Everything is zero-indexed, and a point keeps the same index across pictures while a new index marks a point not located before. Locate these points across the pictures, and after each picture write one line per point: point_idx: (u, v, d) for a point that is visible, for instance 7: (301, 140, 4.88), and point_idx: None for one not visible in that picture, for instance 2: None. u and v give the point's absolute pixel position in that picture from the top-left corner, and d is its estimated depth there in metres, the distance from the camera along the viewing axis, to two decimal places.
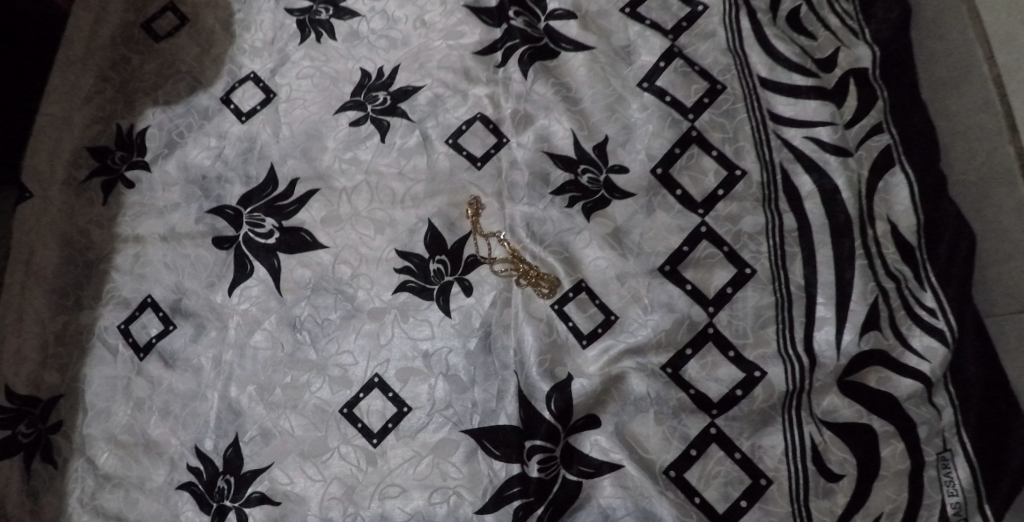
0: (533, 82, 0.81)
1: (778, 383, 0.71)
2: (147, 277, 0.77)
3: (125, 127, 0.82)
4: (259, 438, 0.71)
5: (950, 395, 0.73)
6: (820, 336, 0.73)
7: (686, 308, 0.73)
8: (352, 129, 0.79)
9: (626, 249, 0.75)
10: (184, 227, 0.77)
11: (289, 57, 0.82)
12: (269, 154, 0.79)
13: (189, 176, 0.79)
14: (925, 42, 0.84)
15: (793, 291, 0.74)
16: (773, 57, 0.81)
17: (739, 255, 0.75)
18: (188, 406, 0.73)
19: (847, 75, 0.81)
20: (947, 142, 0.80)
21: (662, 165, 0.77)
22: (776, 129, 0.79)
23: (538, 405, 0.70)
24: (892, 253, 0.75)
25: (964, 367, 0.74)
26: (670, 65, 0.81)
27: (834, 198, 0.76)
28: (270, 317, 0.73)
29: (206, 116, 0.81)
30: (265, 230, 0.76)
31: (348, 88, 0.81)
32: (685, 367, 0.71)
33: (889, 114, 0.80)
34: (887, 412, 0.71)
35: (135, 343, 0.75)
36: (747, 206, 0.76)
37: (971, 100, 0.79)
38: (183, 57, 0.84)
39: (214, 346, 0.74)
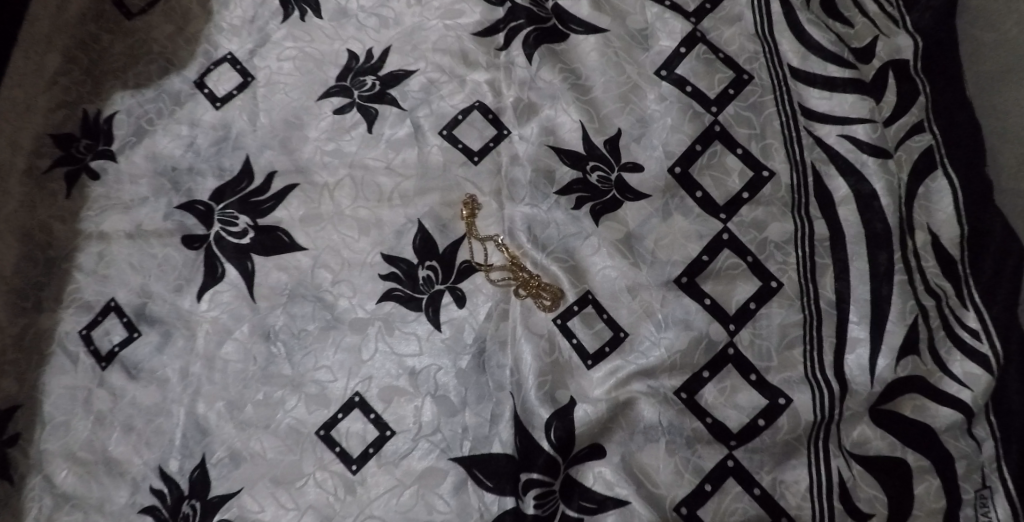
0: (538, 68, 0.73)
1: (804, 413, 0.63)
2: (111, 279, 0.70)
3: (92, 113, 0.75)
4: (227, 460, 0.64)
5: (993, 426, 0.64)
6: (851, 359, 0.65)
7: (704, 325, 0.65)
8: (336, 117, 0.71)
9: (638, 257, 0.67)
10: (151, 224, 0.70)
11: (270, 36, 0.75)
12: (245, 144, 0.71)
13: (158, 167, 0.72)
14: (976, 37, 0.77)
15: (824, 307, 0.66)
16: (806, 44, 0.73)
17: (764, 266, 0.67)
18: (153, 423, 0.67)
19: (886, 67, 0.74)
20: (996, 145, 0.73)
21: (681, 164, 0.69)
22: (808, 125, 0.71)
23: (535, 433, 0.62)
24: (932, 267, 0.67)
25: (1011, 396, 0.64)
26: (691, 51, 0.73)
27: (871, 204, 0.68)
28: (241, 326, 0.67)
29: (177, 101, 0.73)
30: (238, 228, 0.69)
31: (333, 71, 0.73)
32: (701, 392, 0.64)
33: (932, 113, 0.72)
34: (923, 444, 0.63)
35: (96, 352, 0.69)
36: (774, 211, 0.68)
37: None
38: (156, 36, 0.76)
39: (181, 357, 0.67)
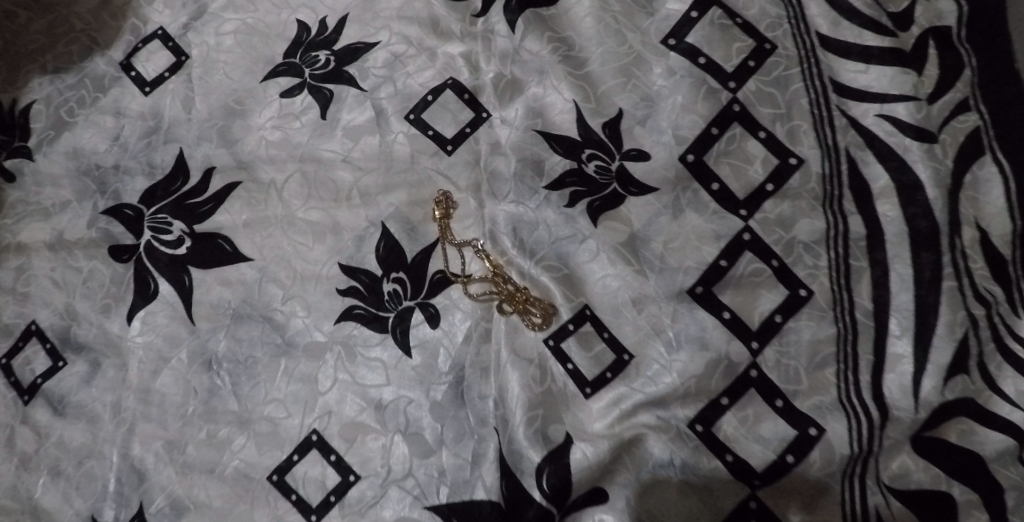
0: (522, 37, 0.62)
1: (839, 446, 0.53)
2: (31, 297, 0.60)
3: (6, 103, 0.65)
4: (167, 510, 0.55)
5: None
6: (890, 379, 0.54)
7: (723, 344, 0.55)
8: (284, 101, 0.61)
9: (644, 264, 0.57)
10: (74, 233, 0.60)
11: (208, 6, 0.64)
12: (178, 136, 0.61)
13: (81, 166, 0.62)
14: None
15: (860, 320, 0.56)
16: (838, 9, 0.62)
17: (792, 272, 0.57)
18: (83, 467, 0.57)
19: (925, 35, 0.61)
20: None
21: (694, 150, 0.59)
22: (840, 103, 0.60)
23: (525, 480, 0.53)
24: (981, 269, 0.55)
25: None
26: (704, 16, 0.62)
27: (915, 196, 0.57)
28: (178, 352, 0.57)
29: (101, 87, 0.63)
30: (172, 237, 0.59)
31: (281, 46, 0.62)
32: (719, 423, 0.54)
33: (978, 86, 0.59)
34: (970, 476, 0.52)
35: (18, 384, 0.60)
36: (802, 206, 0.58)
37: None
38: (77, 11, 0.66)
39: (112, 389, 0.58)
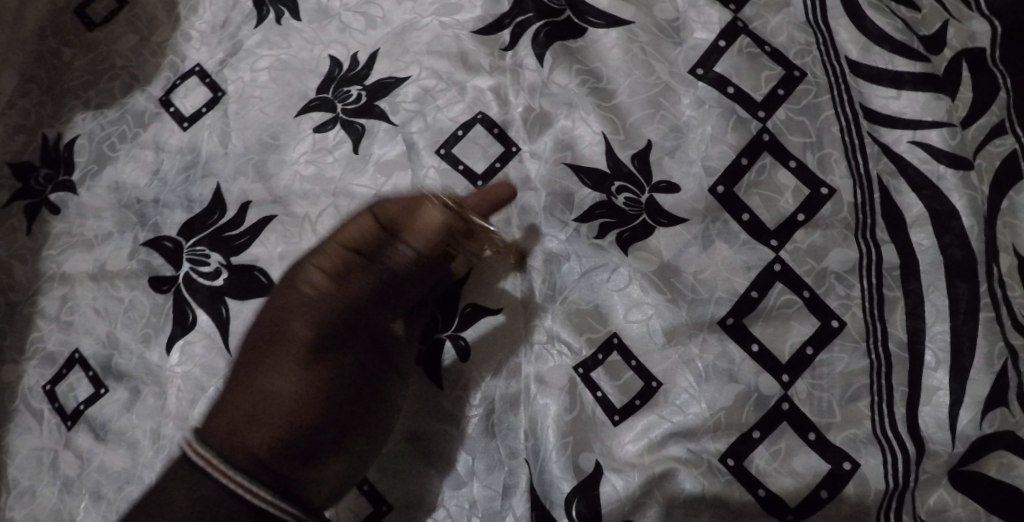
0: (550, 71, 0.63)
1: (874, 481, 0.53)
2: (75, 326, 0.62)
3: (52, 138, 0.67)
4: None
5: None
6: (926, 412, 0.54)
7: (752, 377, 0.56)
8: (317, 135, 0.62)
9: (676, 293, 0.57)
10: (116, 264, 0.62)
11: (242, 43, 0.66)
12: (216, 170, 0.63)
13: (123, 199, 0.64)
14: None
15: (893, 350, 0.55)
16: (869, 35, 0.62)
17: (824, 303, 0.56)
18: (122, 492, 0.59)
19: (959, 57, 0.63)
20: None
21: (723, 182, 0.59)
22: (871, 130, 0.60)
23: (554, 511, 0.54)
24: (1021, 297, 0.57)
25: None
26: (732, 45, 0.62)
27: (950, 225, 0.57)
28: (214, 383, 0.58)
29: (141, 122, 0.65)
30: (209, 268, 0.60)
31: (313, 81, 0.64)
32: (750, 457, 0.54)
33: (1012, 112, 0.62)
34: (1014, 513, 0.53)
35: (62, 409, 0.61)
36: (834, 236, 0.57)
37: None
38: (119, 48, 0.68)
39: (152, 416, 0.59)
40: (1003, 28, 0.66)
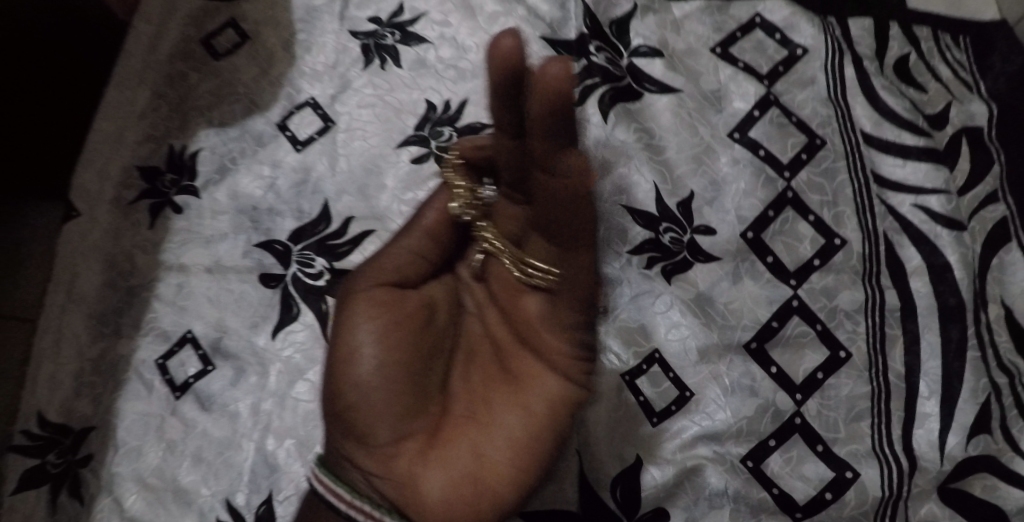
0: (612, 126, 0.74)
1: (871, 489, 0.63)
2: (188, 310, 0.72)
3: (177, 148, 0.78)
4: (294, 497, 0.67)
5: None
6: (920, 434, 0.66)
7: (770, 392, 0.66)
8: (413, 166, 0.74)
9: (709, 318, 0.68)
10: (231, 260, 0.73)
11: (350, 82, 0.77)
12: (324, 189, 0.74)
13: (239, 205, 0.75)
14: None
15: (892, 380, 0.67)
16: (881, 111, 0.75)
17: (834, 335, 0.67)
18: (221, 455, 0.68)
19: (959, 134, 0.76)
20: None
21: (752, 229, 0.70)
22: (881, 192, 0.72)
23: (601, 492, 0.63)
24: (1005, 342, 0.69)
25: None
26: (764, 115, 0.74)
27: (945, 275, 0.70)
28: (314, 368, 0.69)
29: (260, 142, 0.77)
30: (314, 270, 0.72)
31: (411, 120, 0.76)
32: (767, 461, 0.64)
33: (1005, 182, 0.75)
34: None
35: (171, 381, 0.71)
36: (845, 279, 0.69)
37: None
38: (241, 76, 0.79)
39: (253, 393, 0.70)
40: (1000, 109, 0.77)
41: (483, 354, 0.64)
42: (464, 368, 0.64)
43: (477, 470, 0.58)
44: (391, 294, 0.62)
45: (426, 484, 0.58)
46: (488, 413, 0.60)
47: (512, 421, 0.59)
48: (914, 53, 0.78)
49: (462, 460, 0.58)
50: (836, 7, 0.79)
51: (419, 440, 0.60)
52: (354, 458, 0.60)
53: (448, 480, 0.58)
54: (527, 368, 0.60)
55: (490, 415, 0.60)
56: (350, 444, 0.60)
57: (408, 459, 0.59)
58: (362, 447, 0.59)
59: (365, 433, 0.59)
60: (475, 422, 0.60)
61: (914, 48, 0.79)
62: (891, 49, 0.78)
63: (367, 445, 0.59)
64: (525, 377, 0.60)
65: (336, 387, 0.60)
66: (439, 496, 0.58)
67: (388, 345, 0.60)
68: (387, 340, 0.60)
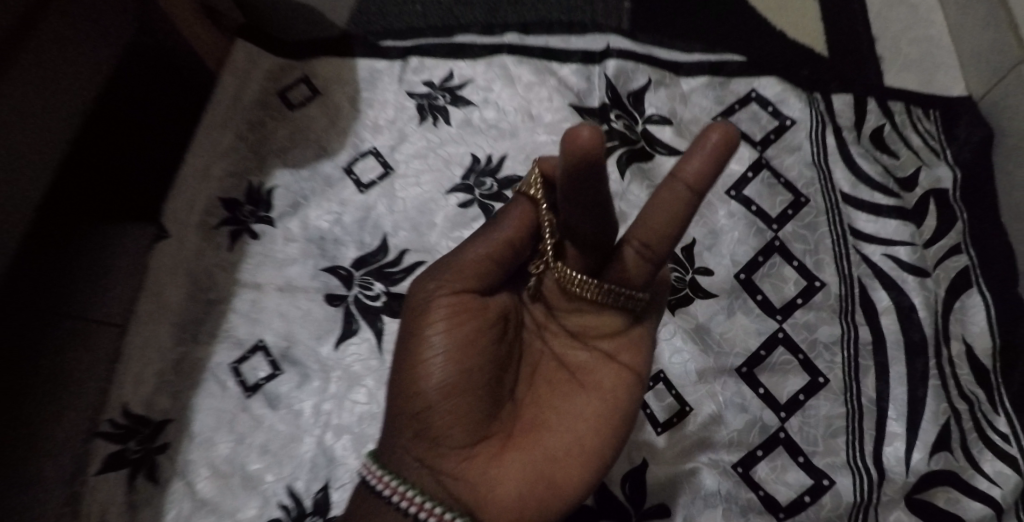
0: (628, 182, 0.88)
1: (846, 495, 0.74)
2: (261, 322, 0.84)
3: (255, 184, 0.91)
4: (349, 485, 0.77)
5: None
6: (888, 451, 0.77)
7: (758, 409, 0.77)
8: (460, 209, 0.87)
9: (707, 345, 0.80)
10: (301, 281, 0.85)
11: (407, 136, 0.91)
12: (383, 224, 0.87)
13: (308, 235, 0.88)
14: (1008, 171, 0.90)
15: (865, 403, 0.78)
16: (856, 176, 0.88)
17: (814, 364, 0.79)
18: (286, 447, 0.79)
19: (927, 195, 0.89)
20: None
21: (745, 271, 0.83)
22: (856, 244, 0.85)
23: (612, 489, 0.73)
24: (965, 374, 0.81)
25: None
26: (757, 176, 0.87)
27: (911, 316, 0.82)
28: (370, 375, 0.81)
29: (329, 183, 0.90)
30: (373, 292, 0.84)
31: (458, 171, 0.89)
32: (755, 468, 0.75)
33: (968, 237, 0.87)
34: None
35: (244, 382, 0.82)
36: (823, 315, 0.81)
37: None
38: (312, 126, 0.93)
39: (316, 395, 0.81)
40: (963, 174, 0.91)
41: (545, 366, 0.72)
42: (527, 380, 0.71)
43: (548, 471, 0.65)
44: (472, 306, 0.67)
45: (502, 483, 0.65)
46: (556, 421, 0.68)
47: (581, 429, 0.67)
48: (889, 125, 0.92)
49: (533, 459, 0.66)
50: (823, 84, 0.93)
51: (492, 444, 0.66)
52: (426, 459, 0.65)
53: (524, 481, 0.65)
54: (596, 377, 0.70)
55: (558, 424, 0.68)
56: (419, 443, 0.65)
57: (482, 460, 0.65)
58: (434, 446, 0.65)
59: (439, 435, 0.65)
60: (539, 430, 0.67)
61: (888, 121, 0.92)
62: (868, 121, 0.92)
63: (437, 446, 0.65)
64: (591, 385, 0.70)
65: (415, 391, 0.65)
66: (514, 493, 0.64)
67: (463, 354, 0.65)
68: (456, 349, 0.65)
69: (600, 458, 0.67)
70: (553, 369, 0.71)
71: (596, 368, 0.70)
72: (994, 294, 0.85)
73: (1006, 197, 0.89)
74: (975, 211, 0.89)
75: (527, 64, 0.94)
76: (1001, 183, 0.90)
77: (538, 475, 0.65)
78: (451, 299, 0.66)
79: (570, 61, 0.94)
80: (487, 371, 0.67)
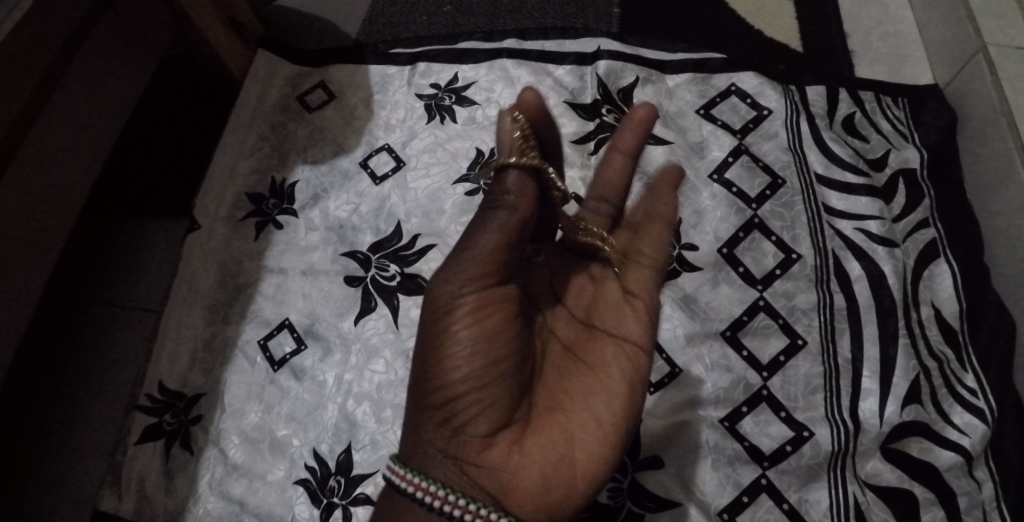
0: None
1: (824, 444, 0.81)
2: (286, 303, 0.92)
3: (278, 180, 0.99)
4: (369, 447, 0.85)
5: (991, 469, 0.83)
6: (864, 405, 0.84)
7: (742, 369, 0.85)
8: (467, 197, 0.95)
9: (693, 313, 0.87)
10: (322, 265, 0.93)
11: (417, 133, 1.00)
12: (397, 212, 0.95)
13: (328, 224, 0.96)
14: (971, 150, 0.97)
15: (841, 362, 0.85)
16: (829, 158, 0.96)
17: (793, 327, 0.86)
18: (311, 414, 0.87)
19: (896, 174, 0.97)
20: (994, 238, 0.93)
21: (727, 246, 0.91)
22: (830, 219, 0.93)
23: None
24: (934, 335, 0.88)
25: (1005, 446, 0.84)
26: (737, 160, 0.95)
27: (881, 283, 0.89)
28: (387, 347, 0.89)
29: (346, 176, 0.98)
30: (389, 273, 0.92)
31: (464, 163, 0.97)
32: (740, 422, 0.83)
33: (935, 212, 0.95)
34: (928, 479, 0.81)
35: (271, 357, 0.90)
36: (801, 284, 0.88)
37: (1008, 197, 0.91)
38: (329, 126, 1.02)
39: (338, 366, 0.88)
40: (929, 154, 0.99)
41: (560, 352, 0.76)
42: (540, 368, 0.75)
43: (568, 454, 0.69)
44: (491, 299, 0.71)
45: (525, 469, 0.68)
46: (572, 405, 0.71)
47: (595, 410, 0.70)
48: (859, 112, 1.00)
49: (554, 444, 0.69)
50: (798, 77, 1.01)
51: (514, 432, 0.70)
52: (451, 452, 0.69)
53: (546, 465, 0.68)
54: (601, 356, 0.74)
55: (572, 409, 0.71)
56: (442, 437, 0.69)
57: (505, 448, 0.69)
58: (459, 438, 0.69)
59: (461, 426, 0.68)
60: (560, 416, 0.71)
61: (859, 109, 1.00)
62: (840, 110, 1.00)
63: (461, 437, 0.69)
64: (599, 366, 0.73)
65: (439, 389, 0.69)
66: (537, 477, 0.67)
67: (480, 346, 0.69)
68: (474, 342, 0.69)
69: (620, 437, 0.69)
70: (561, 355, 0.75)
71: (600, 342, 0.74)
72: (959, 263, 0.93)
73: (970, 174, 0.97)
74: (941, 188, 0.97)
75: (525, 66, 1.02)
76: (965, 161, 0.98)
77: (560, 459, 0.68)
78: (467, 298, 0.70)
79: (565, 62, 1.02)
80: (505, 363, 0.70)
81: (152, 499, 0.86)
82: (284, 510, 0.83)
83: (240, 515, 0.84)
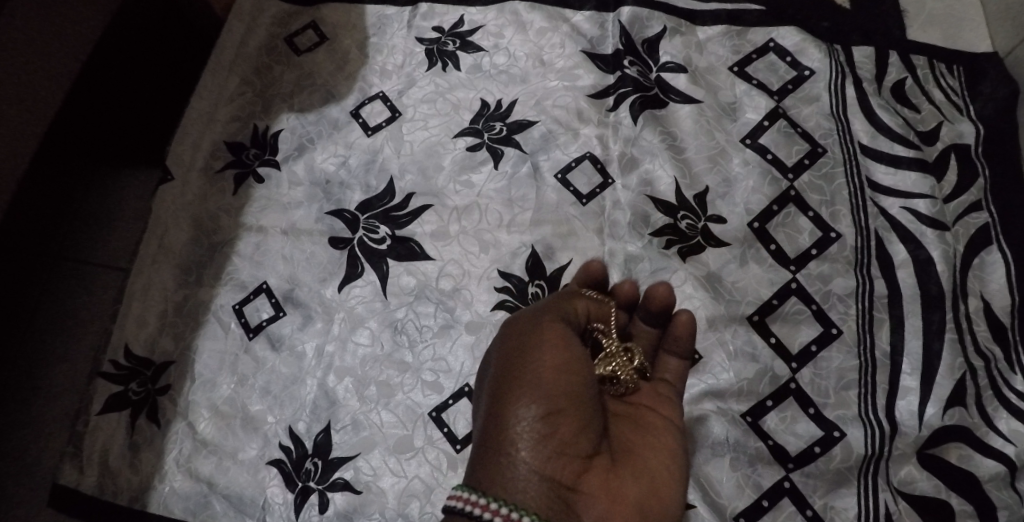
0: (641, 128, 0.85)
1: (856, 446, 0.73)
2: (264, 264, 0.83)
3: (261, 127, 0.90)
4: (349, 428, 0.76)
5: None
6: (901, 404, 0.75)
7: (769, 359, 0.76)
8: (468, 153, 0.85)
9: (718, 293, 0.78)
10: (306, 224, 0.84)
11: (415, 81, 0.90)
12: (390, 168, 0.86)
13: (314, 178, 0.87)
14: None
15: (879, 356, 0.76)
16: (876, 126, 0.86)
17: (827, 315, 0.77)
18: (288, 388, 0.79)
19: (949, 149, 0.86)
20: None
21: (759, 220, 0.81)
22: (874, 196, 0.83)
23: None
24: (983, 331, 0.79)
25: None
26: (773, 125, 0.85)
27: (928, 269, 0.79)
28: (374, 318, 0.80)
29: (335, 126, 0.89)
30: (378, 236, 0.83)
31: (467, 115, 0.87)
32: (764, 418, 0.74)
33: (989, 193, 0.85)
34: (968, 491, 0.72)
35: (246, 324, 0.81)
36: (838, 267, 0.79)
37: None
38: (319, 70, 0.92)
39: (319, 337, 0.80)
40: (986, 128, 0.88)
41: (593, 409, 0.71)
42: None
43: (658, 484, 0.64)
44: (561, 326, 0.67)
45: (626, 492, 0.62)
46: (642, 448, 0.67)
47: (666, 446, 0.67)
48: (911, 78, 0.89)
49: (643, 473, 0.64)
50: (844, 35, 0.91)
51: (599, 458, 0.63)
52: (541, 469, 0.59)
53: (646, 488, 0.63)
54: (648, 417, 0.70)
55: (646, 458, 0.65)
56: (524, 463, 0.59)
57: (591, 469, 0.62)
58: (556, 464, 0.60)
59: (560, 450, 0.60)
60: (636, 446, 0.66)
61: (911, 75, 0.89)
62: (890, 74, 0.89)
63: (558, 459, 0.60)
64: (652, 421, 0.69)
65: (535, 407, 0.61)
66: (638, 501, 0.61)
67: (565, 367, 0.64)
68: (556, 360, 0.64)
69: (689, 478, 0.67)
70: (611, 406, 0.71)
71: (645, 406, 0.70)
72: (1015, 250, 0.82)
73: None
74: (997, 166, 0.86)
75: (539, 10, 0.92)
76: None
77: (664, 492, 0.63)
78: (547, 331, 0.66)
79: (583, 8, 0.92)
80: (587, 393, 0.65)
81: (116, 476, 0.78)
82: (256, 493, 0.76)
83: (207, 496, 0.76)
